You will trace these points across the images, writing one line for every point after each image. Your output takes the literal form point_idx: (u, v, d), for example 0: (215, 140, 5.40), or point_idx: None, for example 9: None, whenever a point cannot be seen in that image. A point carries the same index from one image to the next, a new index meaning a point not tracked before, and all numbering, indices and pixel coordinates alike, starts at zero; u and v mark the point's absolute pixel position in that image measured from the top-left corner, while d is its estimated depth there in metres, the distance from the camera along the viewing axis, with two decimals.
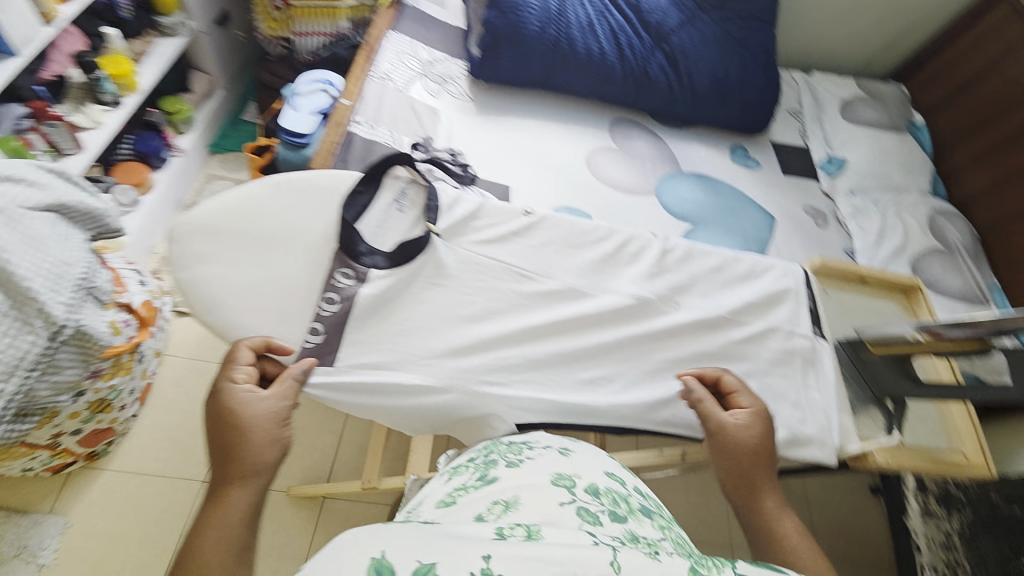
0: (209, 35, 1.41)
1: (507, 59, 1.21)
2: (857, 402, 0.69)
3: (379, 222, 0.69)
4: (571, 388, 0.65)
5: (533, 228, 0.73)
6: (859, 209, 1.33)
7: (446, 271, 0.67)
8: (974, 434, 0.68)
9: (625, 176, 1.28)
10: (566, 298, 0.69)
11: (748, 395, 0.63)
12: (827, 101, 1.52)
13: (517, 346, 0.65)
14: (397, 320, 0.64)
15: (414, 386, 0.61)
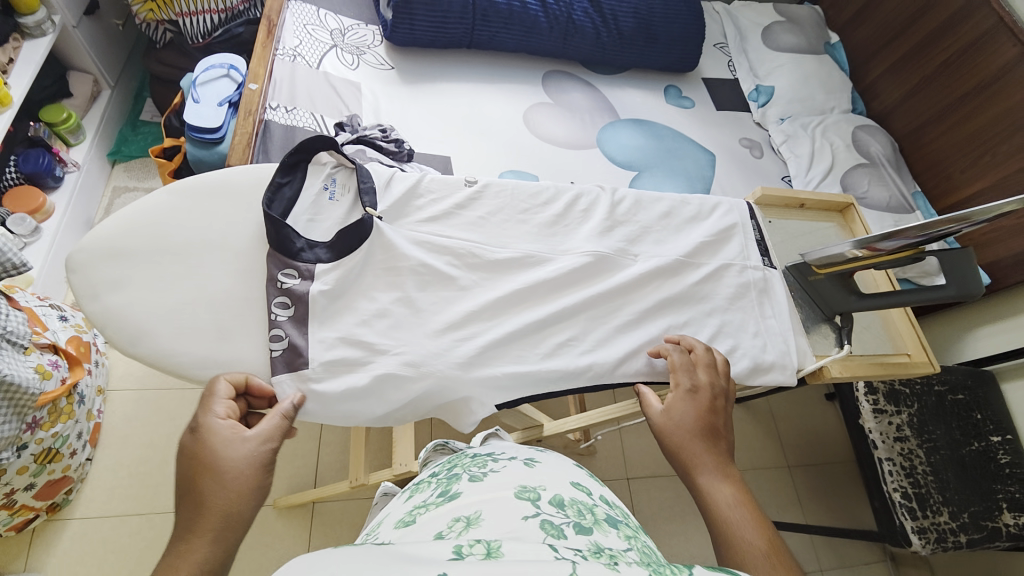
0: (80, 27, 1.19)
1: (425, 18, 1.13)
2: (811, 323, 0.73)
3: (310, 214, 0.64)
4: (542, 357, 0.63)
5: (476, 198, 0.70)
6: (789, 136, 1.37)
7: (393, 256, 0.63)
8: (914, 336, 0.74)
9: (565, 131, 1.26)
10: (526, 265, 0.67)
11: (683, 371, 0.62)
12: (749, 30, 1.53)
13: (483, 322, 0.63)
14: (349, 316, 0.60)
15: (381, 381, 0.57)
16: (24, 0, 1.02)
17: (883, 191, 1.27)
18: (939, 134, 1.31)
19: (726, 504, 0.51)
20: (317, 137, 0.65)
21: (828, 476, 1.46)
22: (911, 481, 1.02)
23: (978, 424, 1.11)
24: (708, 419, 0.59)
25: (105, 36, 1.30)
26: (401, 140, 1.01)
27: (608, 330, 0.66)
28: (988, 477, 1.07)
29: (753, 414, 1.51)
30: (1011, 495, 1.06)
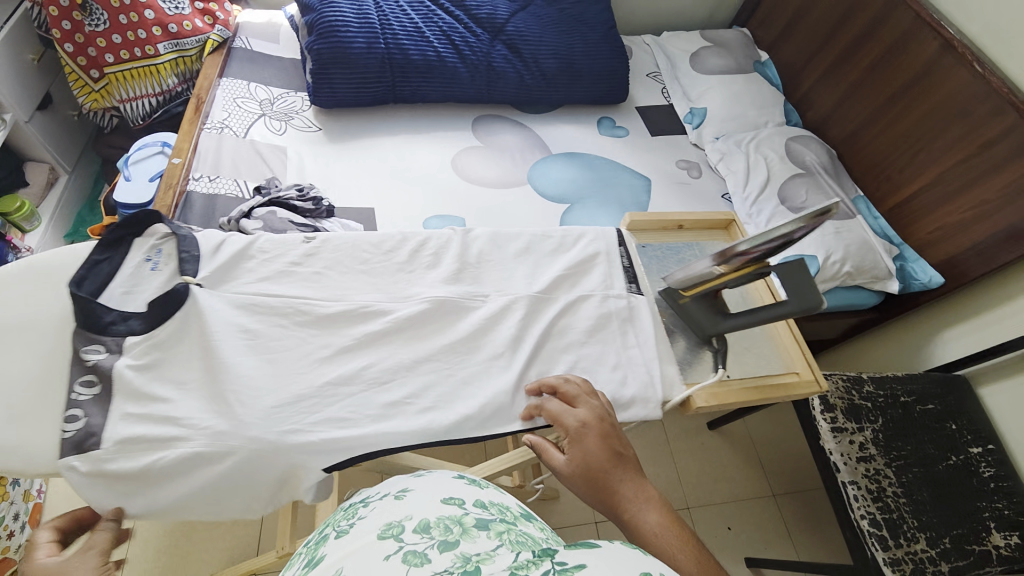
0: (32, 121, 1.27)
1: (343, 82, 1.17)
2: (690, 349, 0.68)
3: (127, 286, 0.61)
4: (375, 419, 0.57)
5: (315, 254, 0.66)
6: (725, 153, 1.37)
7: (208, 321, 0.57)
8: (799, 350, 0.69)
9: (495, 172, 1.28)
10: (363, 318, 0.62)
11: (565, 415, 0.56)
12: (677, 57, 1.57)
13: (306, 381, 0.57)
14: (164, 384, 0.55)
15: (182, 463, 0.52)
16: None
17: (823, 199, 1.24)
18: (873, 136, 1.28)
19: (659, 525, 0.48)
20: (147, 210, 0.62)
21: (816, 505, 1.36)
22: (880, 507, 0.94)
23: (954, 435, 1.03)
24: (614, 441, 0.55)
25: (62, 129, 1.37)
26: (319, 196, 1.04)
27: (456, 386, 0.60)
28: (970, 494, 0.98)
29: (729, 441, 1.42)
30: (997, 512, 0.98)
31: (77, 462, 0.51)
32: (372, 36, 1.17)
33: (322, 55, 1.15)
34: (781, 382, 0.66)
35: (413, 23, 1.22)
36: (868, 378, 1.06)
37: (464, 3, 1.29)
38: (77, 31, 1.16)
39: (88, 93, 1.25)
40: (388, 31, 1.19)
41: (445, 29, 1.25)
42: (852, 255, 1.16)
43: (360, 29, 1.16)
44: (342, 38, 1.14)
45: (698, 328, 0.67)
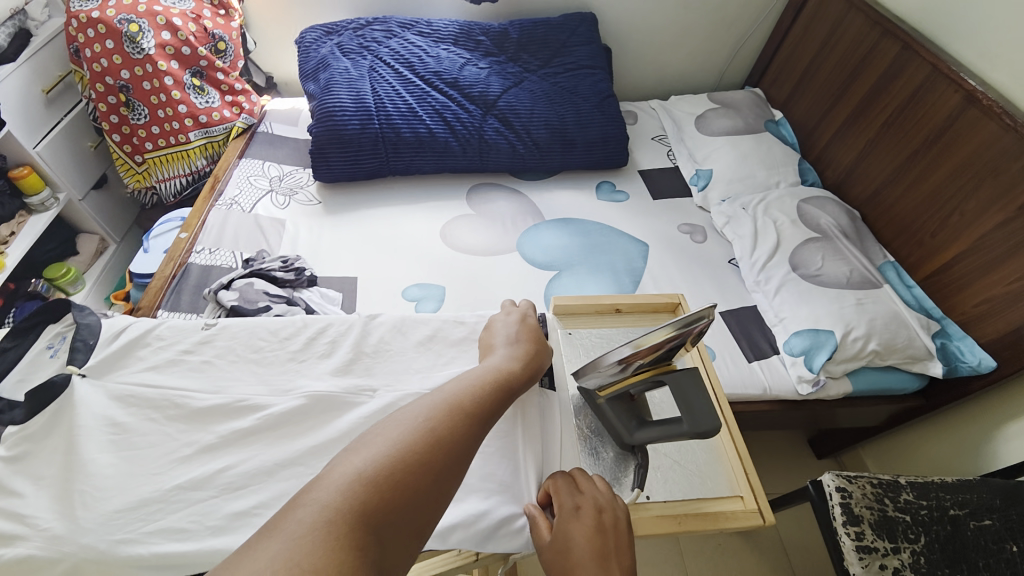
0: (86, 199, 1.47)
1: (339, 160, 1.26)
2: (615, 458, 0.60)
3: (22, 374, 0.60)
4: (219, 529, 0.50)
5: (214, 340, 0.66)
6: (731, 217, 1.28)
7: (76, 421, 0.55)
8: (747, 471, 0.59)
9: (482, 240, 1.26)
10: (231, 413, 0.58)
11: (566, 492, 0.52)
12: (683, 119, 1.53)
13: (155, 484, 0.52)
14: (31, 476, 0.52)
15: (10, 568, 0.47)
16: (31, 186, 1.30)
17: (842, 266, 1.10)
18: (897, 197, 1.15)
19: None
20: (62, 299, 0.63)
21: None
22: None
23: (1015, 561, 0.80)
24: (605, 537, 0.49)
25: (113, 204, 1.57)
26: (302, 267, 1.09)
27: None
28: None
29: (754, 543, 1.21)
30: None
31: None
32: (367, 117, 1.26)
33: (320, 138, 1.24)
34: (723, 513, 0.56)
35: (407, 103, 1.30)
36: (905, 483, 0.88)
37: (459, 83, 1.36)
38: (124, 124, 1.34)
39: (132, 174, 1.42)
40: (384, 112, 1.27)
41: (438, 107, 1.32)
42: (879, 332, 1.00)
43: (356, 112, 1.25)
44: (338, 122, 1.24)
45: (615, 433, 0.57)
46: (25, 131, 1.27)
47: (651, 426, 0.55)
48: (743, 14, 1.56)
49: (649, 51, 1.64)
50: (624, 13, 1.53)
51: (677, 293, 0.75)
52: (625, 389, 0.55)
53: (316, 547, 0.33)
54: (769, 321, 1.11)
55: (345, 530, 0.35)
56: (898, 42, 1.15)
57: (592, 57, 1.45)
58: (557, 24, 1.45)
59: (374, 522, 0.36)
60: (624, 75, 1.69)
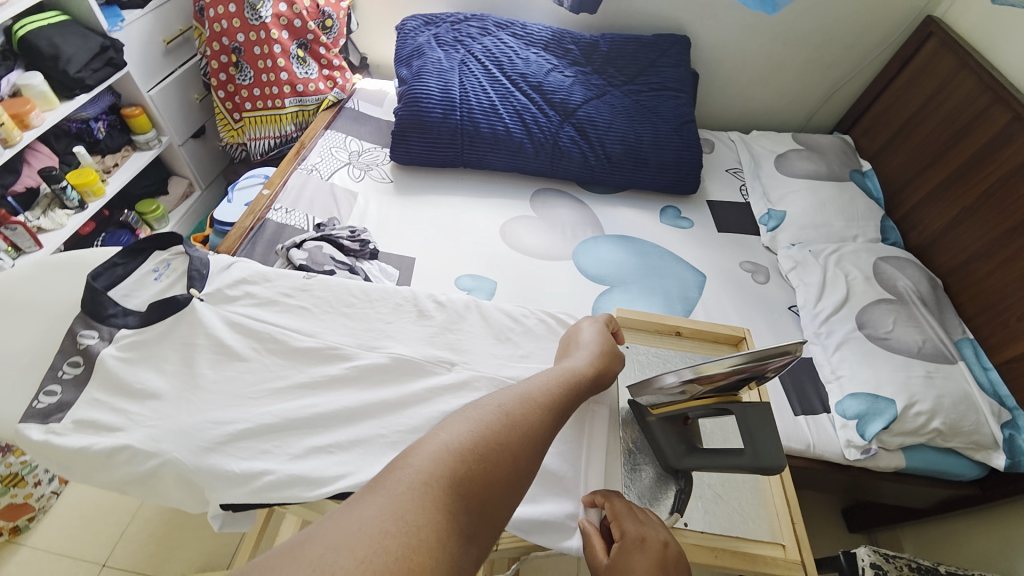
0: (184, 145, 1.59)
1: (417, 144, 1.30)
2: (654, 480, 0.59)
3: (129, 289, 0.65)
4: (292, 460, 0.53)
5: (310, 288, 0.70)
6: (799, 262, 1.23)
7: (203, 330, 0.62)
8: (791, 519, 0.58)
9: (541, 243, 1.27)
10: (326, 358, 0.62)
11: (630, 520, 0.49)
12: (762, 156, 1.49)
13: (246, 408, 0.56)
14: (132, 381, 0.58)
15: (105, 456, 0.52)
16: (139, 126, 1.43)
17: (913, 333, 1.03)
18: (987, 272, 1.08)
19: None
20: (173, 232, 0.69)
21: None
22: None
23: None
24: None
25: (206, 154, 1.70)
26: (367, 239, 1.14)
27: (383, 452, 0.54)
28: None
29: None
30: None
31: (34, 429, 0.54)
32: (449, 108, 1.30)
33: (403, 121, 1.29)
34: (758, 557, 0.55)
35: (489, 100, 1.33)
36: (945, 572, 0.82)
37: (542, 87, 1.38)
38: (230, 82, 1.45)
39: (227, 129, 1.53)
40: (466, 106, 1.31)
41: (518, 108, 1.34)
42: (945, 410, 0.94)
43: (440, 102, 1.30)
44: (422, 108, 1.29)
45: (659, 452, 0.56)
46: (143, 76, 1.40)
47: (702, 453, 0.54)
48: (847, 56, 1.51)
49: (740, 81, 1.60)
50: (719, 41, 1.52)
51: (743, 329, 0.73)
52: (682, 414, 0.55)
53: (421, 506, 0.34)
54: (822, 377, 1.06)
55: (442, 496, 0.36)
56: (1009, 111, 1.08)
57: (678, 80, 1.44)
58: (649, 43, 1.45)
59: (466, 493, 0.37)
60: (708, 102, 1.66)
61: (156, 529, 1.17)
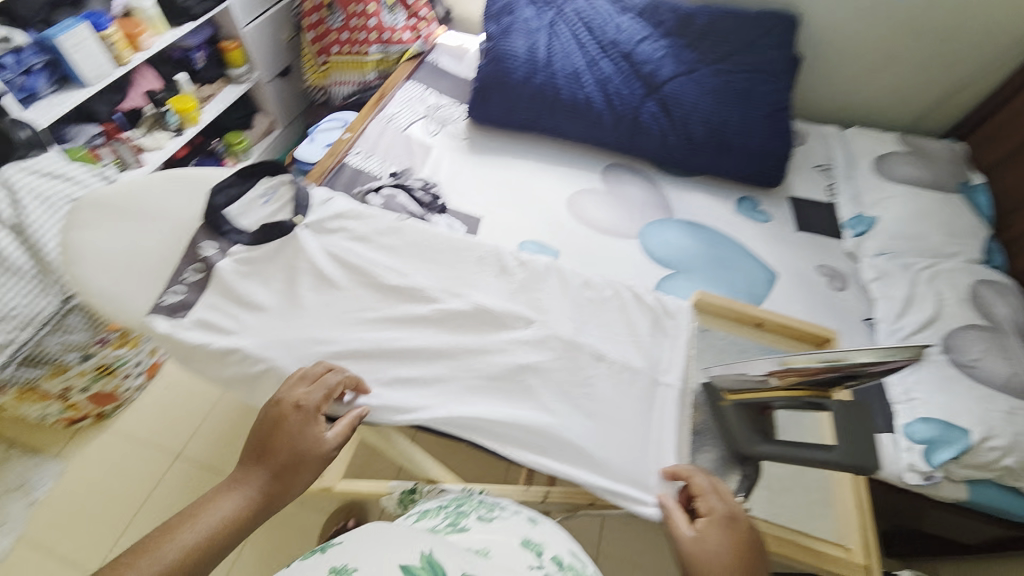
0: (271, 83, 1.63)
1: (496, 103, 1.30)
2: (719, 463, 0.61)
3: (240, 210, 0.75)
4: (384, 385, 0.64)
5: (400, 230, 0.76)
6: (884, 274, 1.15)
7: (303, 254, 0.71)
8: (858, 525, 0.63)
9: (607, 218, 1.25)
10: (413, 297, 0.70)
11: (715, 496, 0.53)
12: (860, 155, 1.37)
13: (344, 331, 0.67)
14: (245, 295, 0.68)
15: (228, 352, 0.64)
16: (233, 60, 1.50)
17: (1003, 366, 0.96)
18: None
19: None
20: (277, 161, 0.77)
21: None
22: None
23: None
24: (749, 554, 0.49)
25: (291, 94, 1.74)
26: (439, 194, 1.16)
27: (464, 391, 0.64)
28: None
29: None
30: None
31: (161, 320, 0.65)
32: (533, 70, 1.27)
33: (485, 79, 1.29)
34: (824, 554, 0.61)
35: (575, 65, 1.29)
36: None
37: (631, 57, 1.32)
38: (321, 26, 1.49)
39: (313, 72, 1.58)
40: (551, 69, 1.28)
41: (603, 76, 1.30)
42: (1021, 449, 0.88)
43: (525, 63, 1.28)
44: (506, 68, 1.27)
45: (729, 441, 0.60)
46: (246, 9, 1.45)
47: (775, 442, 0.58)
48: (981, 53, 1.34)
49: (848, 72, 1.47)
50: (831, 25, 1.40)
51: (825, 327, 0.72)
52: (759, 401, 0.58)
53: None
54: (892, 398, 0.99)
55: None
56: None
57: (780, 62, 1.32)
58: (754, 18, 1.34)
59: None
60: (807, 91, 1.54)
61: (220, 433, 1.29)
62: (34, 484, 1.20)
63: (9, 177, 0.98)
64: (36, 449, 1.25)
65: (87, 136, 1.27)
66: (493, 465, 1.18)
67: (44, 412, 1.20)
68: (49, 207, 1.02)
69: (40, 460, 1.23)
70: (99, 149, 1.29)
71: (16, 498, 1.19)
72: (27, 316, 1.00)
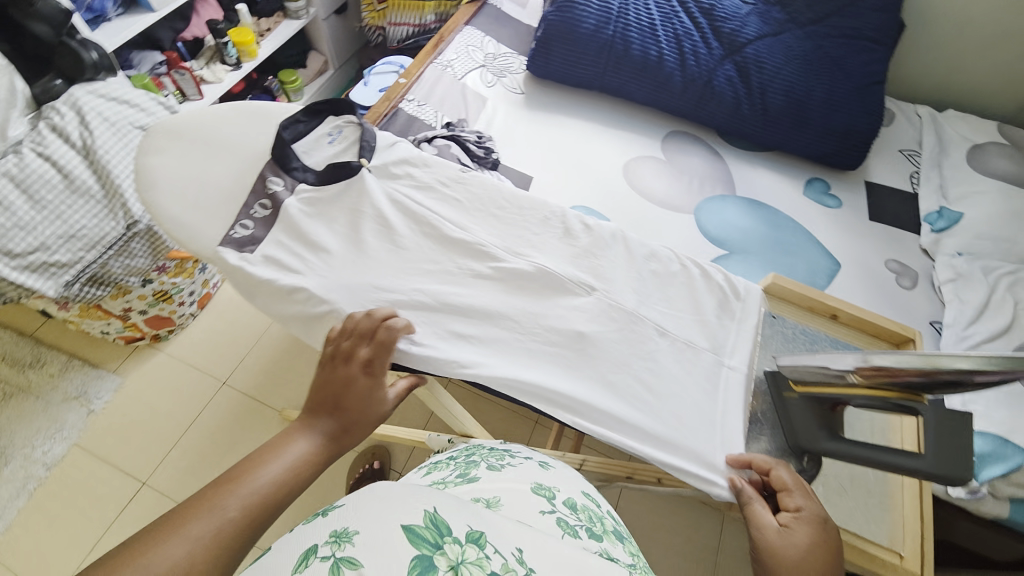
0: (327, 20, 1.59)
1: (559, 55, 1.22)
2: (775, 453, 0.62)
3: (307, 146, 0.76)
4: (441, 339, 0.63)
5: (466, 182, 0.76)
6: (961, 275, 1.06)
7: (367, 200, 0.71)
8: (918, 533, 0.63)
9: (664, 188, 1.19)
10: (472, 252, 0.70)
11: (800, 494, 0.54)
12: (952, 143, 1.25)
13: (402, 280, 0.66)
14: (307, 235, 0.69)
15: (290, 291, 0.65)
16: None
17: None
18: None
19: None
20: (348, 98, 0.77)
21: None
22: None
23: None
24: (831, 554, 0.51)
25: (345, 33, 1.70)
26: (492, 149, 1.13)
27: (518, 353, 0.63)
28: None
29: None
30: None
31: (230, 254, 0.66)
32: (604, 20, 1.19)
33: (551, 27, 1.21)
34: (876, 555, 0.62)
35: (650, 18, 1.20)
36: None
37: (711, 13, 1.21)
38: None
39: (370, 10, 1.52)
40: (623, 20, 1.19)
41: (679, 32, 1.20)
42: None
43: (596, 12, 1.19)
44: (576, 16, 1.19)
45: (790, 436, 0.61)
46: None
47: (841, 441, 0.58)
48: None
49: (957, 46, 1.30)
50: None
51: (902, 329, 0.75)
52: (828, 399, 0.58)
53: None
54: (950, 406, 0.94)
55: None
56: None
57: (880, 29, 1.19)
58: None
59: None
60: (907, 65, 1.38)
61: (264, 365, 1.36)
62: (93, 395, 1.30)
63: (78, 99, 1.01)
64: (98, 363, 1.35)
65: (150, 63, 1.28)
66: (518, 423, 1.20)
67: (105, 330, 1.28)
68: (115, 132, 1.03)
69: (100, 373, 1.33)
70: (161, 78, 1.29)
71: (79, 405, 1.28)
72: (94, 238, 1.00)
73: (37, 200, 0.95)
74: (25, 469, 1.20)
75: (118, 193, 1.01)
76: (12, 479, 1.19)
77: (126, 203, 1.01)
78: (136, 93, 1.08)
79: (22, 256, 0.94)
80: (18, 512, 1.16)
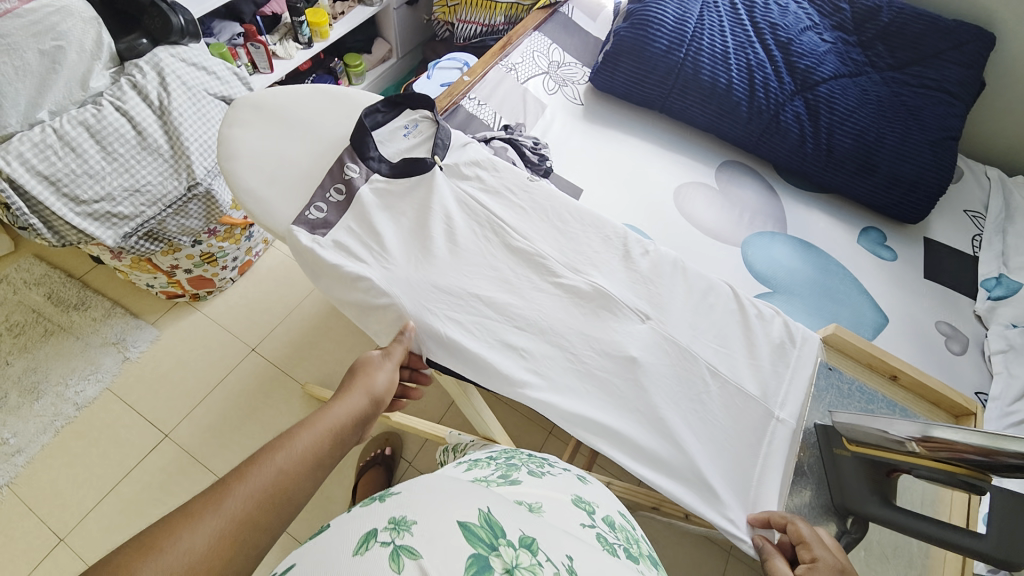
0: (398, 9, 1.62)
1: (625, 72, 1.22)
2: (817, 509, 0.62)
3: (386, 136, 0.79)
4: (490, 346, 0.65)
5: (530, 191, 0.77)
6: (1015, 348, 1.02)
7: (435, 198, 0.73)
8: None
9: (713, 218, 1.17)
10: (529, 262, 0.71)
11: (819, 545, 0.52)
12: (1019, 211, 1.21)
13: (460, 280, 0.68)
14: (372, 223, 0.70)
15: (350, 278, 0.66)
16: None
17: None
18: None
19: None
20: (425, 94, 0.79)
21: None
22: None
23: None
24: None
25: (413, 24, 1.73)
26: (546, 157, 1.12)
27: (564, 370, 0.64)
28: None
29: None
30: None
31: (303, 234, 0.68)
32: (677, 42, 1.18)
33: (622, 42, 1.21)
34: None
35: (723, 45, 1.19)
36: None
37: (787, 46, 1.19)
38: None
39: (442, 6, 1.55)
40: (695, 44, 1.18)
41: (751, 62, 1.18)
42: None
43: (669, 33, 1.18)
44: (649, 34, 1.18)
45: (837, 494, 0.60)
46: None
47: (893, 509, 0.57)
48: None
49: None
50: None
51: (960, 399, 0.75)
52: (885, 462, 0.58)
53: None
54: None
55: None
56: None
57: (963, 84, 1.15)
58: (948, 27, 1.16)
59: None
60: (988, 122, 1.32)
61: (293, 337, 1.40)
62: (130, 343, 1.34)
63: (161, 61, 1.05)
64: (138, 314, 1.40)
65: (229, 35, 1.34)
66: (532, 431, 1.20)
67: (149, 284, 1.32)
68: (191, 97, 1.07)
69: (139, 323, 1.38)
70: (237, 49, 1.34)
71: (115, 351, 1.33)
72: (155, 195, 1.04)
73: (109, 150, 0.99)
74: (57, 406, 1.25)
75: (185, 156, 1.05)
76: (43, 413, 1.24)
77: (191, 165, 1.06)
78: (218, 63, 1.13)
79: (87, 204, 0.98)
80: (43, 446, 1.21)
